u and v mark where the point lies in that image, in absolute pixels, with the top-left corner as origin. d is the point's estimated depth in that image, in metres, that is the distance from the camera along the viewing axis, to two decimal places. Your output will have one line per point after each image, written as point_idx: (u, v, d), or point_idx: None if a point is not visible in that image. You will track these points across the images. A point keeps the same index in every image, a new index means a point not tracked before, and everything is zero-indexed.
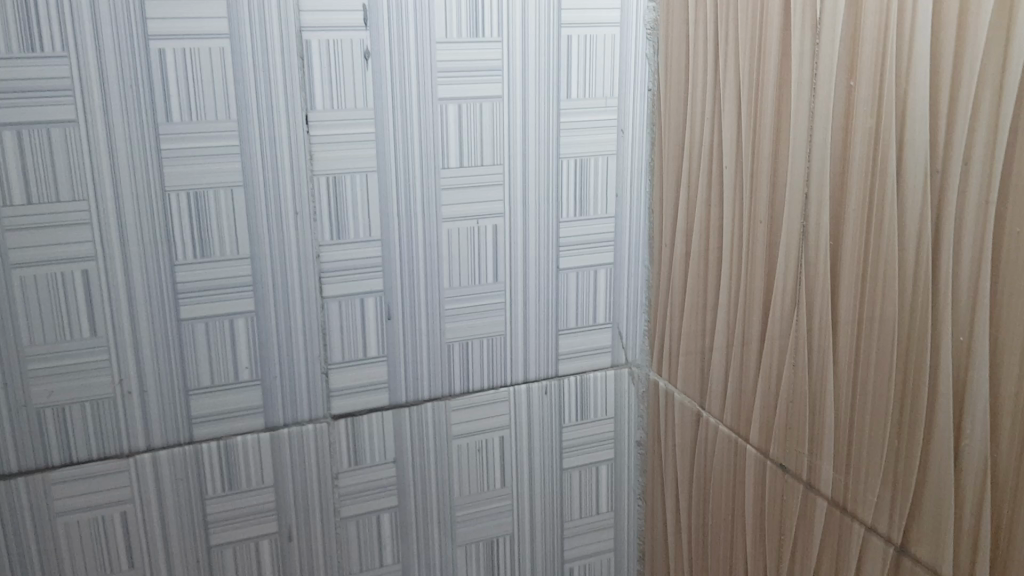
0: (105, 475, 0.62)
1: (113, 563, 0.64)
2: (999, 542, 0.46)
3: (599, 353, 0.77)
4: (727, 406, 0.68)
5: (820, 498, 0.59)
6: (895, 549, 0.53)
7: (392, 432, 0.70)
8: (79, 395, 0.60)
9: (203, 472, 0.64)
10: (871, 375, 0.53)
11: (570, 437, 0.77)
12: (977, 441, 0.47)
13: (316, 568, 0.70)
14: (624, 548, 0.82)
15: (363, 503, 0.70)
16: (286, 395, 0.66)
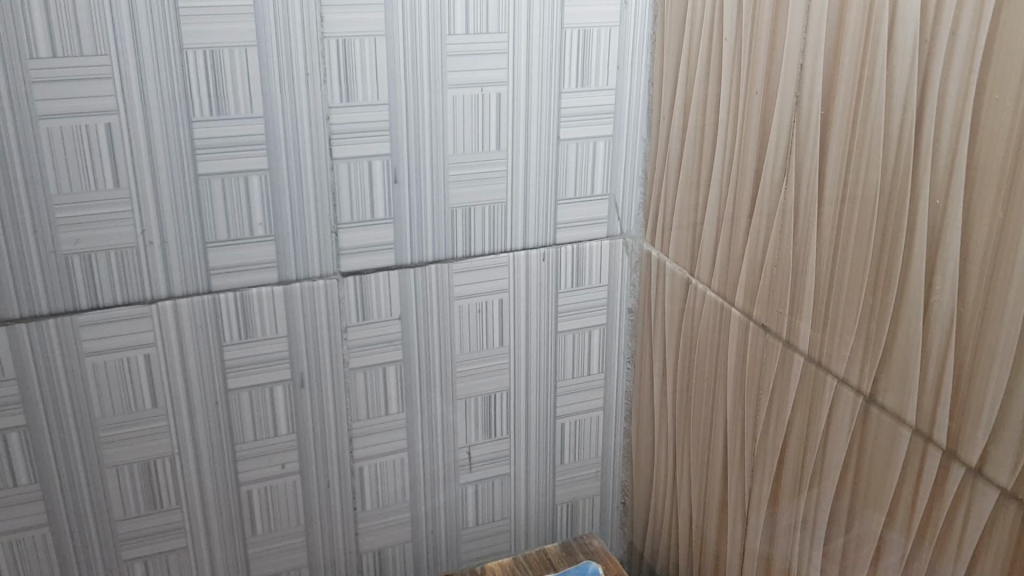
0: (130, 320, 0.66)
1: (137, 402, 0.69)
2: (959, 388, 0.51)
3: (596, 223, 0.80)
4: (715, 272, 0.72)
5: (798, 355, 0.63)
6: (864, 399, 0.58)
7: (398, 291, 0.74)
8: (104, 244, 0.64)
9: (220, 320, 0.69)
10: (851, 239, 0.57)
11: (565, 302, 0.81)
12: (946, 297, 0.51)
13: (326, 413, 0.75)
14: (613, 408, 0.88)
15: (370, 356, 0.75)
16: (298, 251, 0.70)
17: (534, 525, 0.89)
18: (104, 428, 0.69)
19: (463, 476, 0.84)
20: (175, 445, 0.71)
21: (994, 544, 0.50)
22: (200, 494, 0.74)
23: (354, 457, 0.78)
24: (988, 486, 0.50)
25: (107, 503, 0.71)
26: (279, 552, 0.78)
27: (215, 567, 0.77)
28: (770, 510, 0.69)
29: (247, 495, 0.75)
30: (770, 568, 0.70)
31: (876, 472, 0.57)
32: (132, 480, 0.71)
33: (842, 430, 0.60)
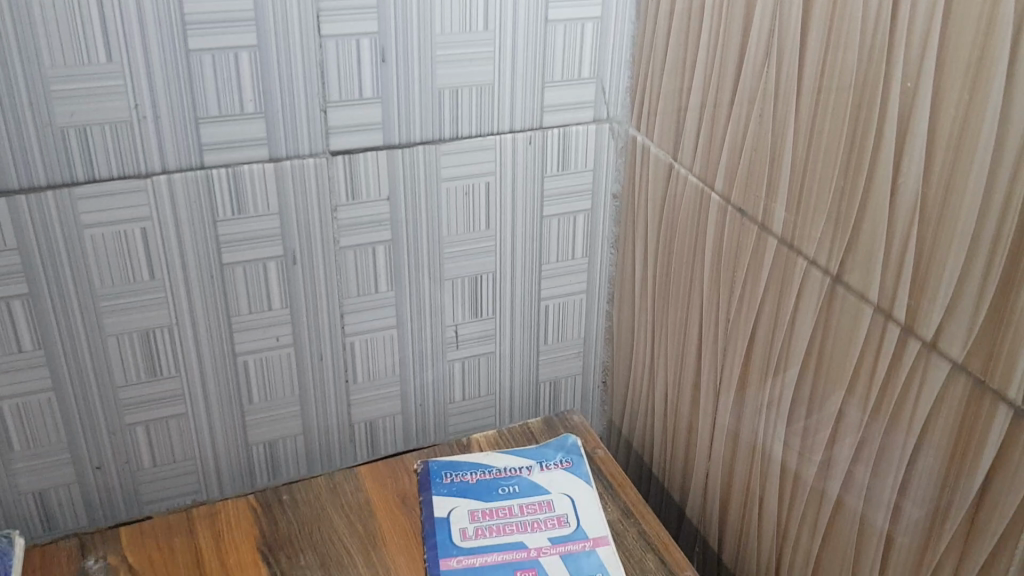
0: (125, 193, 0.68)
1: (135, 273, 0.72)
2: (920, 264, 0.52)
3: (582, 107, 0.81)
4: (697, 157, 0.73)
5: (770, 237, 0.66)
6: (830, 279, 0.60)
7: (386, 171, 0.76)
8: (98, 117, 0.66)
9: (214, 195, 0.71)
10: (825, 122, 0.58)
11: (551, 186, 0.83)
12: (911, 178, 0.52)
13: (318, 289, 0.78)
14: (596, 290, 0.91)
15: (360, 235, 0.77)
16: (288, 129, 0.71)
17: (518, 401, 0.93)
18: (105, 298, 0.71)
19: (451, 353, 0.87)
20: (172, 315, 0.74)
21: (942, 414, 0.52)
22: (197, 364, 0.77)
23: (346, 333, 0.81)
24: (941, 358, 0.52)
25: (109, 370, 0.74)
26: (274, 420, 0.82)
27: (213, 432, 0.81)
28: (740, 386, 0.73)
29: (243, 366, 0.79)
30: (737, 440, 0.74)
31: (838, 347, 0.60)
32: (132, 348, 0.74)
33: (809, 308, 0.63)
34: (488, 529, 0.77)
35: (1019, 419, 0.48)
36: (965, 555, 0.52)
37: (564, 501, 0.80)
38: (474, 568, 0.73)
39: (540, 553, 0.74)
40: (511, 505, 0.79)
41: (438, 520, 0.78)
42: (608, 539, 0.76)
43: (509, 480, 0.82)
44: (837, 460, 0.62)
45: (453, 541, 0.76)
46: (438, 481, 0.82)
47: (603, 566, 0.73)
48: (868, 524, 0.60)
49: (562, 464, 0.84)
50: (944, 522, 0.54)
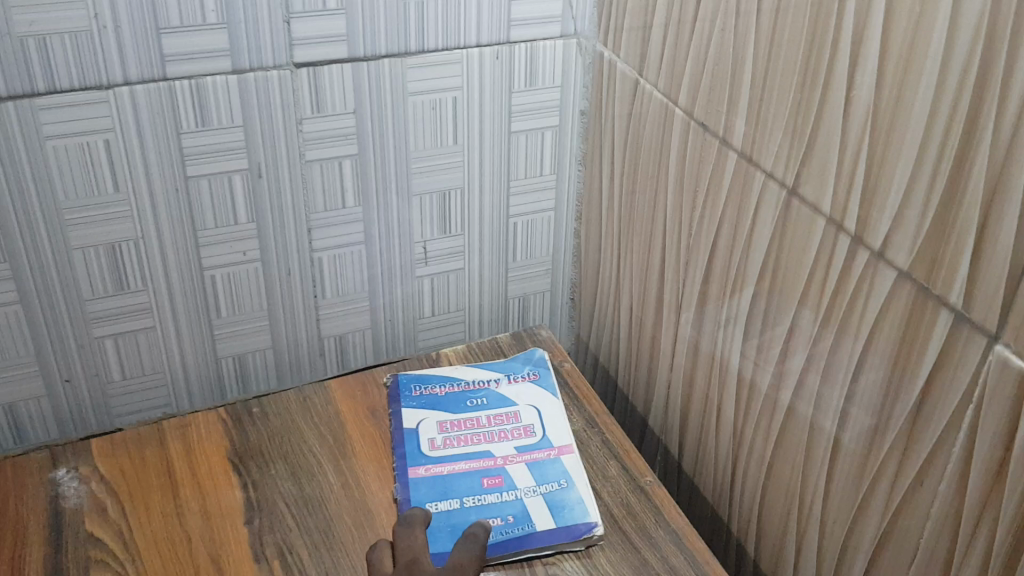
0: (87, 105, 0.68)
1: (99, 186, 0.71)
2: (870, 174, 0.53)
3: (550, 22, 0.80)
4: (662, 72, 0.73)
5: (731, 151, 0.66)
6: (787, 191, 0.61)
7: (351, 84, 0.75)
8: (57, 27, 0.65)
9: (177, 106, 0.71)
10: (785, 34, 0.59)
11: (519, 102, 0.83)
12: (864, 89, 0.53)
13: (284, 203, 0.78)
14: (563, 207, 0.92)
15: (325, 149, 0.77)
16: (251, 40, 0.70)
17: (487, 317, 0.95)
18: (69, 211, 0.71)
19: (419, 269, 0.88)
20: (137, 229, 0.74)
21: (887, 322, 0.54)
22: (165, 277, 0.78)
23: (314, 248, 0.82)
24: (887, 267, 0.53)
25: (76, 283, 0.75)
26: (243, 334, 0.83)
27: (183, 345, 0.82)
28: (700, 299, 0.74)
29: (210, 280, 0.79)
30: (697, 352, 0.76)
31: (793, 259, 0.62)
32: (98, 262, 0.74)
33: (767, 222, 0.64)
34: (456, 439, 0.79)
35: (960, 325, 0.49)
36: (907, 457, 0.54)
37: (531, 413, 0.81)
38: (442, 475, 0.75)
39: (507, 461, 0.76)
40: (479, 416, 0.81)
41: (407, 430, 0.79)
42: (572, 446, 0.78)
43: (477, 392, 0.83)
44: (791, 369, 0.64)
45: (421, 450, 0.77)
46: (407, 394, 0.83)
47: (567, 472, 0.75)
48: (818, 429, 0.62)
49: (529, 377, 0.85)
50: (888, 427, 0.55)
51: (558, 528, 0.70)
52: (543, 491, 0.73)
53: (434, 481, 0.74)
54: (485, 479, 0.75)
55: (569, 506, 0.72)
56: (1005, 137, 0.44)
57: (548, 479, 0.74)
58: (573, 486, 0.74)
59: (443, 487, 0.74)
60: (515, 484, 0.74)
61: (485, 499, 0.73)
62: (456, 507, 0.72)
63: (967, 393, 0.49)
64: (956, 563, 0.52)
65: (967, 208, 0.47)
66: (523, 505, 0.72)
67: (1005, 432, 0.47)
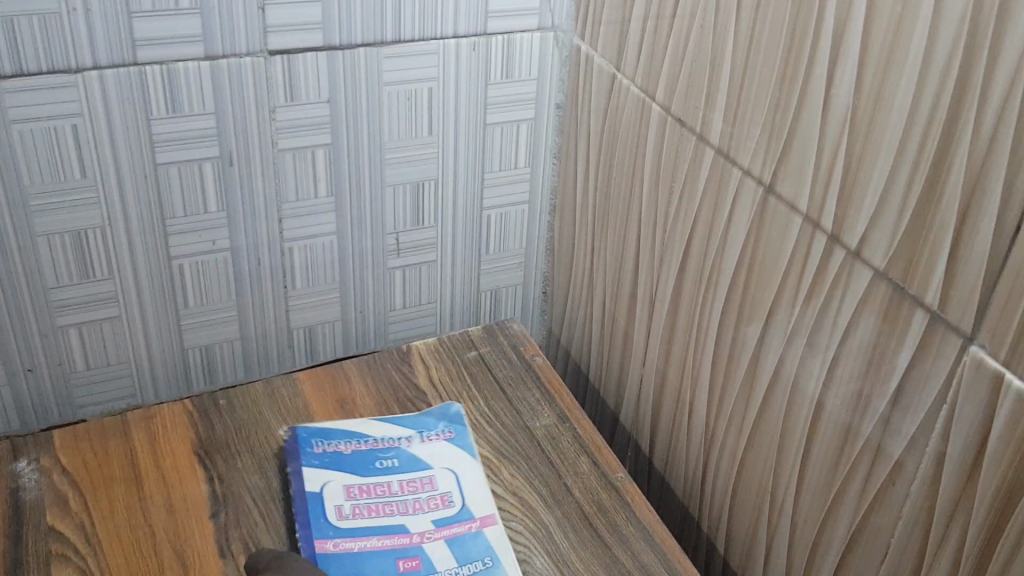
0: (55, 89, 0.66)
1: (66, 171, 0.70)
2: (849, 174, 0.54)
3: (527, 14, 0.80)
4: (639, 67, 0.73)
5: (708, 148, 0.66)
6: (764, 189, 0.61)
7: (326, 73, 0.74)
8: (25, 8, 0.63)
9: (147, 92, 0.69)
10: (765, 32, 0.59)
11: (494, 94, 0.83)
12: (843, 88, 0.53)
13: (255, 192, 0.77)
14: (537, 200, 0.91)
15: (298, 138, 0.76)
16: (224, 27, 0.69)
17: (458, 309, 0.94)
18: (33, 197, 0.70)
19: (391, 261, 0.87)
20: (104, 216, 0.73)
21: (863, 321, 0.54)
22: (131, 265, 0.76)
23: (284, 237, 0.81)
24: (864, 267, 0.54)
25: (40, 271, 0.73)
26: (211, 324, 0.82)
27: (149, 335, 0.80)
28: (675, 295, 0.74)
29: (178, 269, 0.78)
30: (670, 348, 0.76)
31: (769, 257, 0.62)
32: (63, 249, 0.73)
33: (743, 219, 0.64)
34: (366, 507, 0.70)
35: (935, 326, 0.49)
36: (879, 456, 0.55)
37: (447, 477, 0.73)
38: (350, 554, 0.66)
39: (423, 539, 0.68)
40: (390, 481, 0.72)
41: (311, 496, 0.71)
42: (496, 518, 0.70)
43: (386, 452, 0.75)
44: (764, 366, 0.65)
45: (328, 520, 0.69)
46: (309, 453, 0.75)
47: (492, 549, 0.68)
48: (790, 427, 0.63)
49: (444, 434, 0.77)
50: (862, 425, 0.56)
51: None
52: (465, 574, 0.65)
53: (344, 559, 0.66)
54: (401, 560, 0.66)
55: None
56: (984, 140, 0.44)
57: (471, 559, 0.67)
58: (498, 567, 0.66)
59: (355, 567, 0.65)
60: (434, 567, 0.66)
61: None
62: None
63: (941, 393, 0.50)
64: (927, 561, 0.53)
65: (944, 210, 0.47)
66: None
67: (978, 433, 0.48)
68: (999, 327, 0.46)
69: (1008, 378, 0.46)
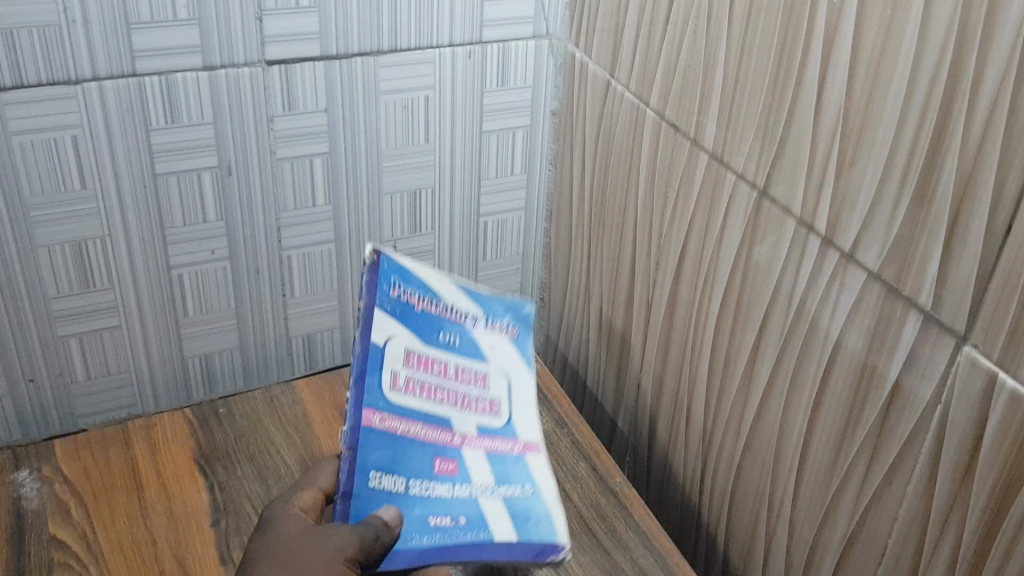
0: (55, 100, 0.67)
1: (66, 183, 0.70)
2: (841, 177, 0.54)
3: (522, 23, 0.81)
4: (633, 74, 0.74)
5: (702, 153, 0.67)
6: (757, 193, 0.62)
7: (323, 82, 0.75)
8: (24, 20, 0.63)
9: (146, 103, 0.70)
10: (756, 38, 0.59)
11: (490, 102, 0.83)
12: (835, 93, 0.54)
13: (254, 201, 0.78)
14: (533, 206, 0.92)
15: (296, 147, 0.77)
16: (222, 37, 0.70)
17: None
18: (33, 207, 0.70)
19: None
20: (104, 226, 0.73)
21: (858, 324, 0.55)
22: (131, 275, 0.77)
23: (283, 246, 0.81)
24: (858, 269, 0.54)
25: (40, 282, 0.73)
26: (210, 333, 0.83)
27: (149, 344, 0.81)
28: (671, 299, 0.75)
29: (178, 279, 0.78)
30: (667, 352, 0.77)
31: (764, 260, 0.63)
32: (64, 259, 0.73)
33: (738, 223, 0.65)
34: (420, 386, 0.67)
35: (928, 326, 0.50)
36: (876, 457, 0.55)
37: (501, 393, 0.72)
38: (393, 436, 0.64)
39: (465, 442, 0.67)
40: (450, 364, 0.69)
41: (374, 349, 0.65)
42: (540, 446, 0.71)
43: (452, 326, 0.71)
44: (761, 368, 0.65)
45: (381, 388, 0.64)
46: (383, 290, 0.67)
47: (532, 474, 0.68)
48: (787, 429, 0.63)
49: (506, 331, 0.75)
50: (858, 426, 0.56)
51: (520, 542, 0.63)
52: (503, 494, 0.65)
53: (387, 438, 0.63)
54: (439, 460, 0.65)
55: (534, 521, 0.64)
56: (974, 142, 0.45)
57: (511, 481, 0.67)
58: (539, 498, 0.66)
59: (395, 454, 0.63)
60: (469, 476, 0.65)
61: (433, 488, 0.63)
62: (399, 490, 0.62)
63: (936, 393, 0.50)
64: (925, 561, 0.53)
65: (936, 212, 0.48)
66: (481, 505, 0.64)
67: (973, 432, 0.48)
68: (992, 326, 0.46)
69: (1001, 377, 0.46)
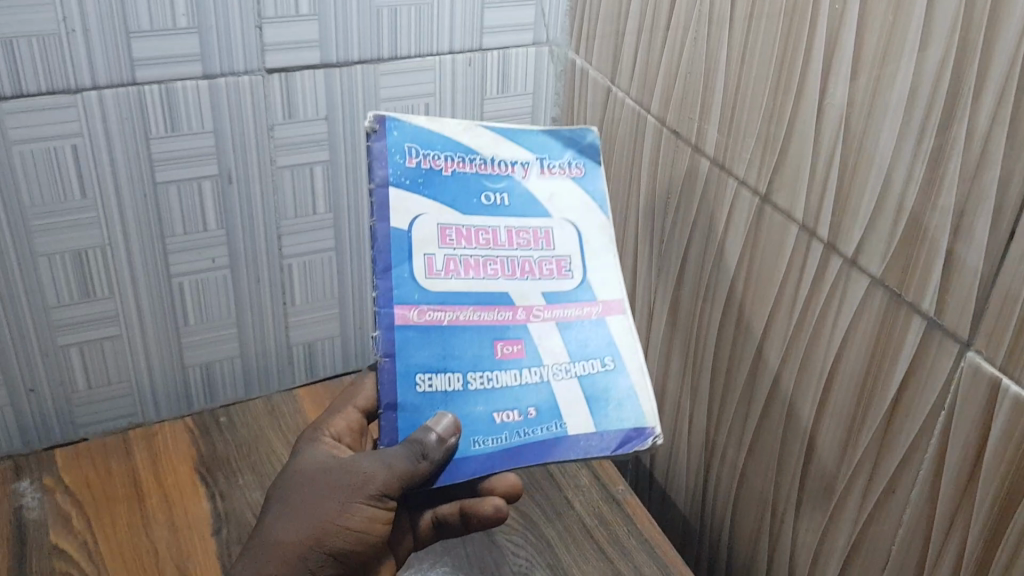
0: (55, 109, 0.67)
1: (66, 192, 0.70)
2: (843, 183, 0.54)
3: (523, 30, 0.82)
4: (634, 80, 0.74)
5: (703, 159, 0.67)
6: (759, 199, 0.62)
7: (324, 90, 0.75)
8: (23, 29, 0.63)
9: (147, 111, 0.70)
10: (757, 45, 0.59)
11: (490, 110, 0.85)
12: (837, 98, 0.53)
13: (255, 210, 0.78)
14: None
15: (297, 155, 0.77)
16: (222, 46, 0.70)
17: None
18: (34, 217, 0.70)
19: None
20: (104, 235, 0.73)
21: (860, 331, 0.55)
22: (132, 283, 0.76)
23: (283, 254, 0.81)
24: (860, 275, 0.54)
25: (41, 291, 0.73)
26: (211, 342, 0.82)
27: (149, 353, 0.80)
28: (673, 306, 0.75)
29: (178, 287, 0.78)
30: (670, 358, 0.77)
31: (766, 266, 0.62)
32: (64, 269, 0.73)
33: (739, 229, 0.65)
34: (463, 263, 0.54)
35: (931, 332, 0.50)
36: (880, 463, 0.55)
37: (567, 234, 0.57)
38: (439, 328, 0.53)
39: (530, 318, 0.55)
40: (498, 228, 0.55)
41: (396, 234, 0.53)
42: (623, 305, 0.57)
43: (498, 182, 0.57)
44: (764, 375, 0.65)
45: (413, 275, 0.53)
46: (397, 162, 0.54)
47: (614, 346, 0.56)
48: (790, 436, 0.63)
49: (569, 170, 0.59)
50: (862, 433, 0.56)
51: (597, 432, 0.53)
52: (576, 373, 0.54)
53: (430, 332, 0.53)
54: (501, 343, 0.54)
55: (616, 405, 0.54)
56: (977, 147, 0.45)
57: (590, 354, 0.55)
58: (615, 373, 0.55)
59: (441, 347, 0.53)
60: (538, 357, 0.54)
61: (496, 378, 0.53)
62: (457, 388, 0.52)
63: (938, 399, 0.50)
64: (929, 568, 0.53)
65: (939, 217, 0.48)
66: (554, 392, 0.54)
67: (977, 438, 0.48)
68: (994, 332, 0.46)
69: (1004, 383, 0.46)
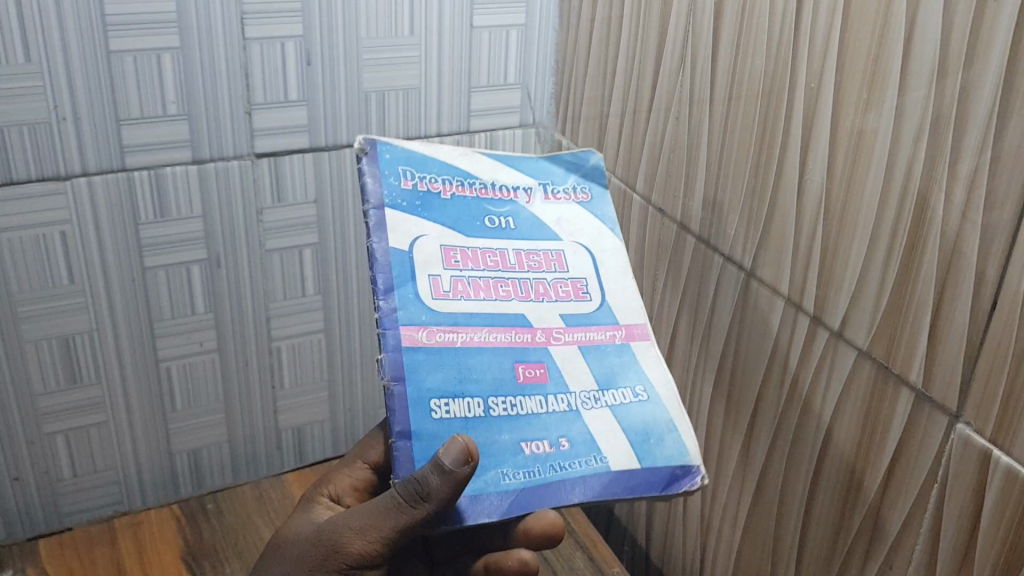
0: (44, 197, 0.67)
1: (54, 278, 0.70)
2: (828, 257, 0.54)
3: (508, 112, 0.84)
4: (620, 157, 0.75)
5: (689, 236, 0.67)
6: (745, 274, 0.62)
7: (312, 176, 0.76)
8: (15, 119, 0.64)
9: (135, 196, 0.70)
10: (738, 122, 0.60)
11: None
12: (816, 173, 0.54)
13: (243, 292, 0.78)
14: None
15: (285, 239, 0.77)
16: (212, 131, 0.71)
17: None
18: (21, 304, 0.70)
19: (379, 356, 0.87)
20: (92, 321, 0.73)
21: (851, 403, 0.54)
22: (119, 370, 0.76)
23: (273, 337, 0.81)
24: (847, 347, 0.54)
25: (27, 379, 0.72)
26: (199, 427, 0.82)
27: (136, 438, 0.79)
28: None
29: (166, 372, 0.78)
30: None
31: (754, 338, 0.62)
32: (50, 355, 0.72)
33: (727, 303, 0.64)
34: (470, 283, 0.51)
35: (921, 403, 0.49)
36: (875, 540, 0.54)
37: (580, 257, 0.55)
38: (452, 350, 0.49)
39: (549, 341, 0.51)
40: (506, 250, 0.53)
41: (397, 254, 0.50)
42: (647, 330, 0.54)
43: (500, 207, 0.54)
44: (756, 450, 0.64)
45: (417, 295, 0.49)
46: (392, 183, 0.52)
47: (644, 372, 0.52)
48: (785, 512, 0.62)
49: (575, 195, 0.57)
50: (856, 508, 0.55)
51: (641, 468, 0.49)
52: (608, 403, 0.50)
53: (442, 356, 0.48)
54: (522, 366, 0.50)
55: (657, 440, 0.50)
56: (956, 214, 0.45)
57: (621, 384, 0.51)
58: (651, 404, 0.51)
59: (456, 371, 0.48)
60: (565, 383, 0.50)
61: (523, 406, 0.49)
62: (478, 414, 0.47)
63: (931, 473, 0.49)
64: None
65: (922, 287, 0.48)
66: (587, 425, 0.49)
67: (971, 509, 0.47)
68: (983, 401, 0.45)
69: (995, 454, 0.45)
